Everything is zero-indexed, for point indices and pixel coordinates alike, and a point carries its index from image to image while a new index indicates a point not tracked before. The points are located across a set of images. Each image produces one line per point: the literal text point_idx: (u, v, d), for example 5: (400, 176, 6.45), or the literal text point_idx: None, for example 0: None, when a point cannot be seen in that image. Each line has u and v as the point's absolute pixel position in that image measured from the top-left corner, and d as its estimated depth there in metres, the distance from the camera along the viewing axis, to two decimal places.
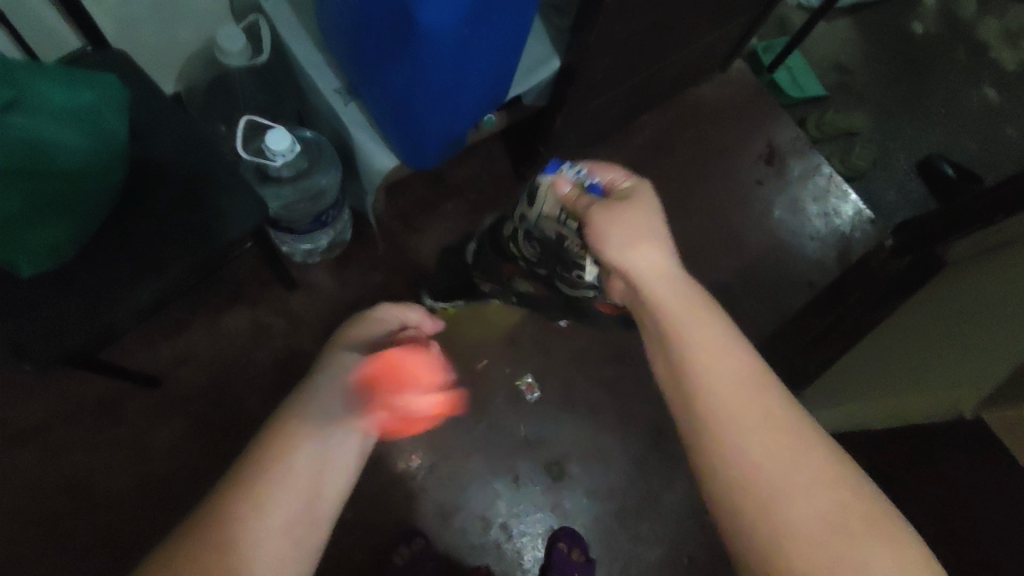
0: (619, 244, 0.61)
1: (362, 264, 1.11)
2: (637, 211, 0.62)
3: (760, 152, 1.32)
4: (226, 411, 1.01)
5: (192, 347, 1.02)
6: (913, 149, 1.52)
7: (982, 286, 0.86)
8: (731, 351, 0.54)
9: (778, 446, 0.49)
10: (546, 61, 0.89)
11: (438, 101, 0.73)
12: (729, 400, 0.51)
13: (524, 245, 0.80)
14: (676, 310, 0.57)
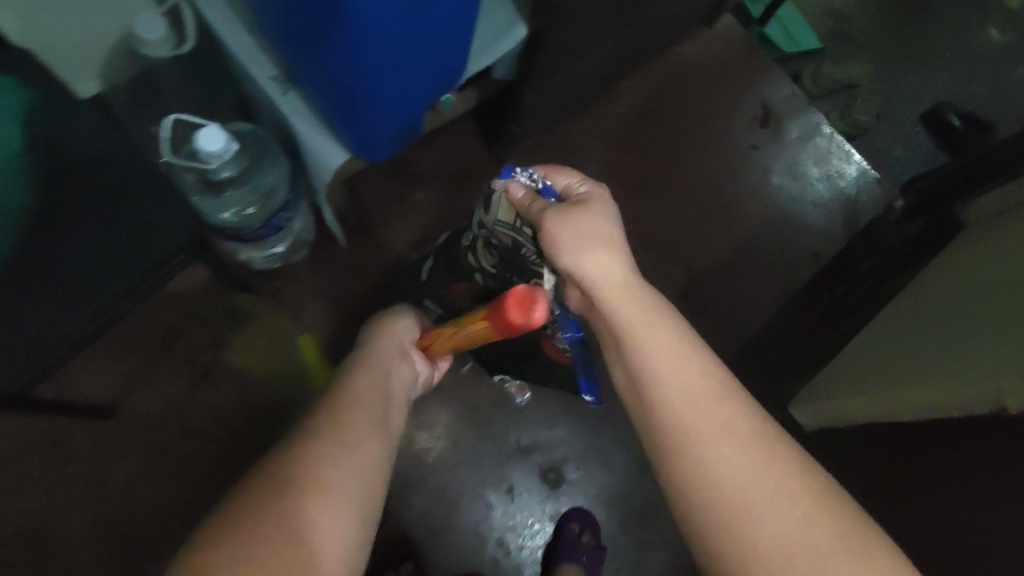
0: (571, 251, 0.57)
1: (328, 267, 1.01)
2: (591, 217, 0.59)
3: (754, 113, 1.21)
4: (190, 441, 0.93)
5: (146, 370, 0.94)
6: (918, 99, 1.41)
7: (1007, 253, 0.77)
8: (684, 356, 0.53)
9: (742, 450, 0.49)
10: (509, 28, 0.78)
11: (387, 84, 0.63)
12: (693, 404, 0.51)
13: (482, 257, 0.71)
14: (634, 322, 0.55)
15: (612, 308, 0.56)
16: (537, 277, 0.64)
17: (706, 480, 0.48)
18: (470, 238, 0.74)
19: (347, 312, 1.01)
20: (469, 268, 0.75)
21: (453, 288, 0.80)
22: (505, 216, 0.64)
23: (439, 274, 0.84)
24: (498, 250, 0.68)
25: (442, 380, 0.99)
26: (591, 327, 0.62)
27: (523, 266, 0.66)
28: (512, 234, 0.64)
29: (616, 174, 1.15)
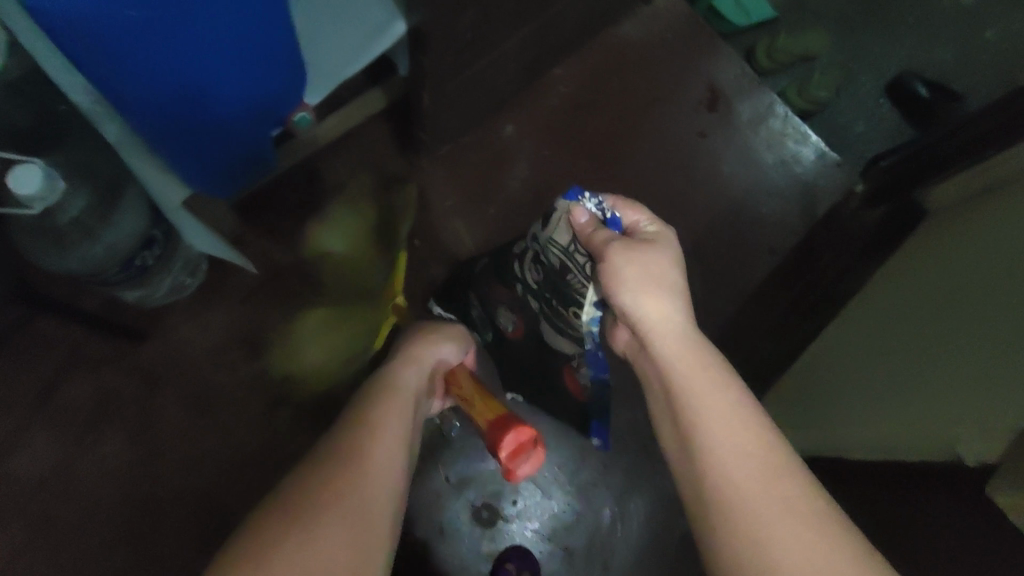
0: (633, 288, 0.56)
1: (230, 299, 0.92)
2: (657, 256, 0.58)
3: (701, 96, 1.11)
4: (78, 505, 0.83)
5: (25, 430, 0.84)
6: (880, 69, 1.31)
7: (983, 240, 0.72)
8: (737, 409, 0.50)
9: (800, 522, 0.43)
10: (388, 26, 0.71)
11: (207, 116, 0.61)
12: (746, 462, 0.47)
13: (529, 268, 0.73)
14: (687, 369, 0.52)
15: (663, 351, 0.54)
16: (578, 306, 0.65)
17: (758, 555, 0.42)
18: (520, 246, 0.76)
19: (253, 348, 0.91)
20: (513, 275, 0.77)
21: (494, 286, 0.82)
22: (561, 237, 0.64)
23: (482, 272, 0.85)
24: (546, 267, 0.68)
25: None
26: (637, 370, 0.61)
27: (565, 293, 0.67)
28: (563, 259, 0.65)
29: (551, 174, 1.04)
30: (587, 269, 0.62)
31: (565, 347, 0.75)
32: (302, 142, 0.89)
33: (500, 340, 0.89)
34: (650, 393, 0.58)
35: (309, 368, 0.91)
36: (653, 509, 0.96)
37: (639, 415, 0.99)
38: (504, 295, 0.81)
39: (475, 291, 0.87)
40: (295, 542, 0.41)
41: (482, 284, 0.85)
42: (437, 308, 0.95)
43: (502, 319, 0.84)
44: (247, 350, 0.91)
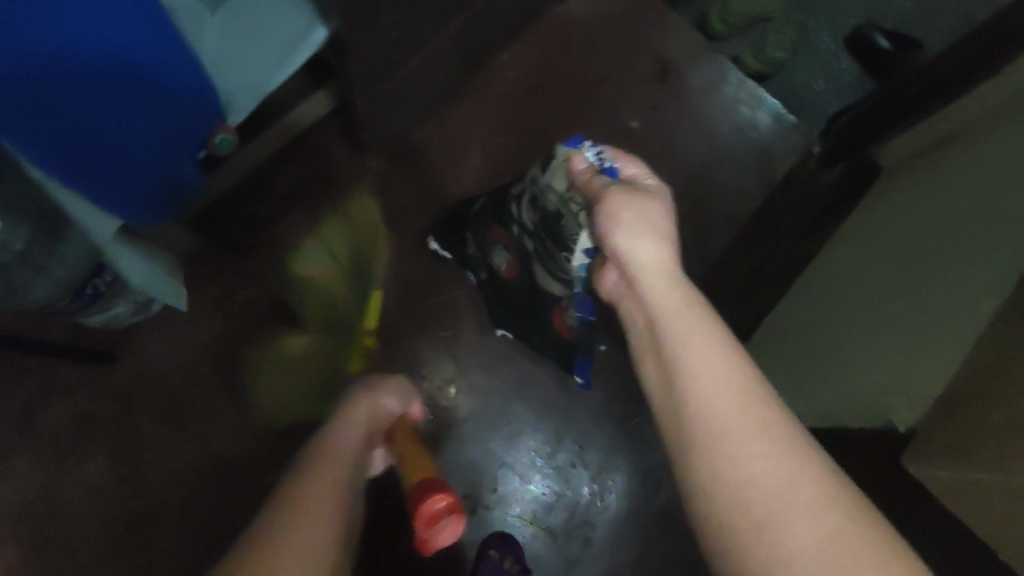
0: (626, 229, 0.57)
1: (195, 314, 0.93)
2: (652, 201, 0.59)
3: (652, 68, 1.10)
4: (64, 528, 0.86)
5: (6, 459, 0.86)
6: (838, 21, 1.30)
7: (953, 197, 0.73)
8: (717, 341, 0.49)
9: (773, 452, 0.43)
10: (306, 35, 0.70)
11: (122, 123, 0.62)
12: (724, 391, 0.46)
13: (525, 211, 0.78)
14: (673, 307, 0.53)
15: (650, 290, 0.55)
16: (568, 250, 0.70)
17: (726, 476, 0.43)
18: (518, 191, 0.82)
19: (222, 361, 0.92)
20: (510, 218, 0.83)
21: (490, 229, 0.89)
22: (559, 183, 0.68)
23: (485, 213, 0.91)
24: (541, 211, 0.74)
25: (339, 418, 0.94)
26: (624, 315, 0.61)
27: (559, 237, 0.71)
28: (559, 205, 0.69)
29: (507, 161, 1.04)
30: (578, 217, 0.66)
31: (551, 290, 0.81)
32: (250, 153, 0.90)
33: (494, 279, 0.94)
34: (634, 334, 0.58)
35: (280, 377, 0.93)
36: (631, 486, 0.98)
37: (611, 394, 1.00)
38: (502, 237, 0.87)
39: (472, 232, 0.94)
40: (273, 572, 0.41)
41: (484, 229, 0.92)
42: (432, 245, 0.98)
43: (497, 258, 0.90)
44: (217, 363, 0.92)
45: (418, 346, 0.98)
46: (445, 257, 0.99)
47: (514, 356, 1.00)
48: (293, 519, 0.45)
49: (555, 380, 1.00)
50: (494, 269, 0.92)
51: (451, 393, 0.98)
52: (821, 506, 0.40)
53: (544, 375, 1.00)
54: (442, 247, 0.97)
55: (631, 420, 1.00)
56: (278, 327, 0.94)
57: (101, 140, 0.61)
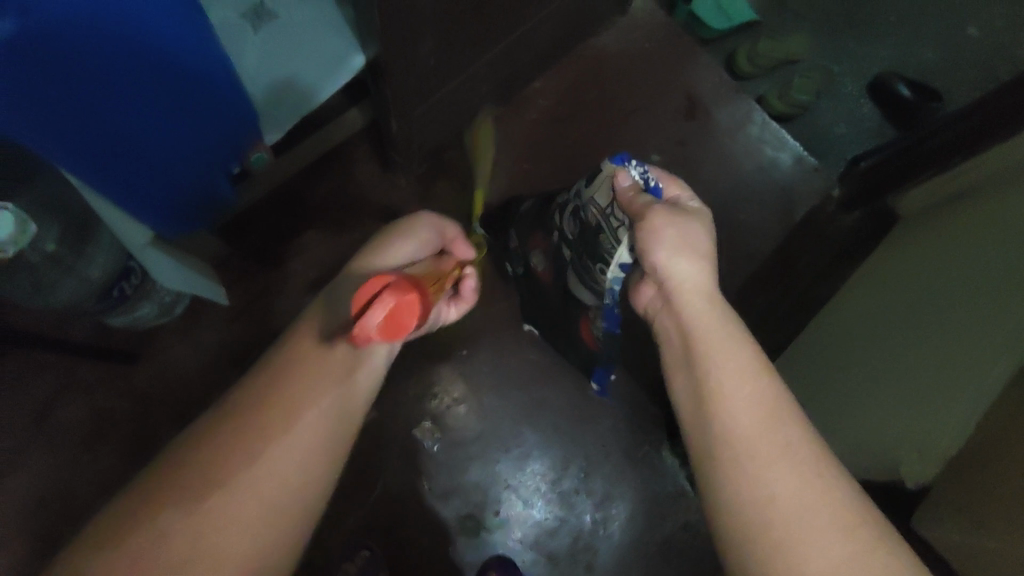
0: (670, 250, 0.57)
1: (215, 320, 0.94)
2: (695, 223, 0.59)
3: (679, 105, 1.13)
4: (72, 524, 0.86)
5: (20, 451, 0.87)
6: (861, 70, 1.33)
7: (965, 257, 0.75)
8: (758, 372, 0.50)
9: (808, 492, 0.44)
10: (346, 59, 0.74)
11: (159, 134, 0.63)
12: (760, 424, 0.47)
13: (566, 220, 0.76)
14: (712, 332, 0.53)
15: (689, 313, 0.55)
16: (603, 263, 0.70)
17: (760, 504, 0.44)
18: (563, 199, 0.79)
19: (239, 368, 0.94)
20: (552, 225, 0.81)
21: (532, 232, 0.87)
22: (599, 197, 0.68)
23: (530, 216, 0.89)
24: (582, 223, 0.72)
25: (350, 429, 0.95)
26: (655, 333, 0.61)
27: (596, 251, 0.71)
28: (598, 219, 0.69)
29: (532, 186, 1.06)
30: (617, 232, 0.66)
31: (582, 299, 0.80)
32: (283, 165, 0.91)
33: (529, 279, 0.92)
34: (666, 352, 0.58)
35: None
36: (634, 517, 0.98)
37: (620, 423, 1.01)
38: (541, 244, 0.85)
39: (518, 229, 0.92)
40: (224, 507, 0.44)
41: (528, 229, 0.89)
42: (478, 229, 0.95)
43: (535, 261, 0.88)
44: (233, 369, 0.93)
45: (433, 363, 0.99)
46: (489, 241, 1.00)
47: (527, 380, 1.01)
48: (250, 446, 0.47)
49: (565, 406, 1.01)
50: (529, 271, 0.90)
51: (463, 412, 0.99)
52: (851, 545, 0.41)
53: (555, 400, 1.01)
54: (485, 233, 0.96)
55: (639, 450, 1.01)
56: None
57: (132, 152, 0.62)
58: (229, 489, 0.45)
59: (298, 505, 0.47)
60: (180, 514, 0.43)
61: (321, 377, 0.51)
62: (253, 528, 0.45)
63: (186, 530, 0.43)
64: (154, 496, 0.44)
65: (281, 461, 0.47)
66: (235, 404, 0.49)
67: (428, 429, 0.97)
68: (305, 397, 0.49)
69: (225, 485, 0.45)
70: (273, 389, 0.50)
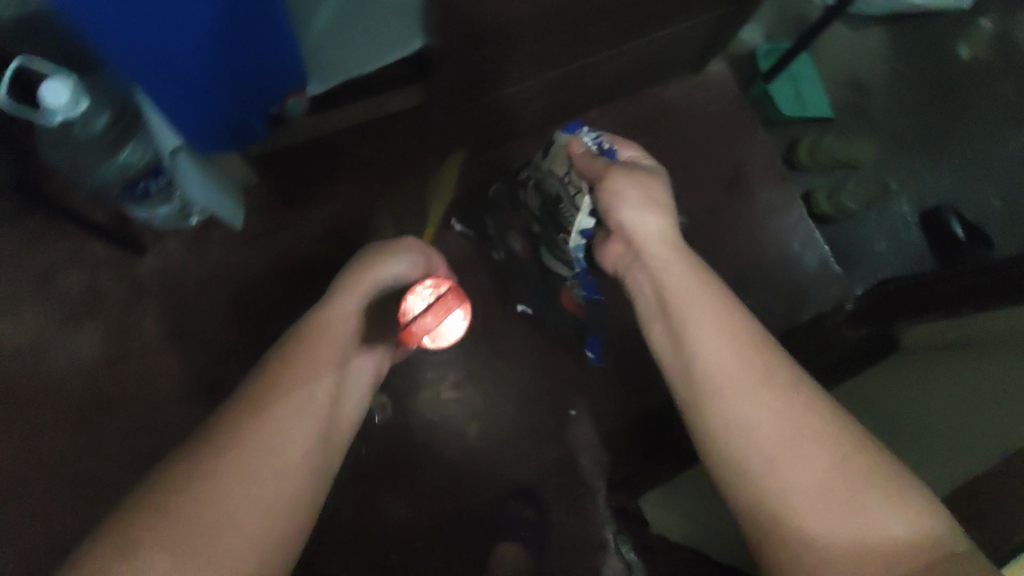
0: (630, 206, 0.72)
1: (223, 237, 0.99)
2: (649, 179, 0.74)
3: (723, 173, 1.14)
4: (40, 380, 0.92)
5: (16, 301, 0.93)
6: (920, 194, 1.32)
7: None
8: (718, 307, 0.64)
9: (777, 403, 0.57)
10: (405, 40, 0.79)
11: (221, 62, 0.67)
12: (726, 357, 0.60)
13: (530, 196, 0.92)
14: (677, 281, 0.67)
15: (656, 264, 0.70)
16: (567, 232, 0.84)
17: (741, 421, 0.57)
18: (525, 176, 0.94)
19: (232, 288, 0.98)
20: (521, 201, 0.96)
21: (506, 213, 1.01)
22: (559, 166, 0.82)
23: (501, 199, 1.01)
24: (544, 193, 0.87)
25: None
26: (628, 282, 0.76)
27: (560, 219, 0.85)
28: (559, 187, 0.83)
29: None
30: (575, 198, 0.80)
31: (555, 265, 0.93)
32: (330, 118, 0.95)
33: (510, 259, 1.03)
34: (642, 303, 0.72)
35: (277, 321, 0.98)
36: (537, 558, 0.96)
37: (567, 456, 1.01)
38: (516, 219, 1.00)
39: (492, 217, 1.03)
40: (236, 480, 0.51)
41: (501, 210, 1.02)
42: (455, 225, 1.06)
43: (512, 239, 1.01)
44: (227, 287, 0.98)
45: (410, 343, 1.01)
46: (467, 235, 1.06)
47: (493, 383, 1.02)
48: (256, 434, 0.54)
49: (520, 422, 1.01)
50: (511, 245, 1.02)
51: (422, 396, 1.00)
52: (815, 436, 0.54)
53: (512, 413, 1.01)
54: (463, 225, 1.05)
55: (575, 488, 1.00)
56: (293, 276, 1.00)
57: (184, 75, 0.64)
58: (239, 480, 0.51)
59: (306, 472, 0.56)
60: (204, 487, 0.50)
61: (327, 344, 0.63)
62: (270, 496, 0.53)
63: (202, 509, 0.49)
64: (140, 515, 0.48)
65: (289, 442, 0.55)
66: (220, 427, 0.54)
67: (383, 403, 0.99)
68: (299, 404, 0.57)
69: (232, 477, 0.51)
70: (269, 396, 0.56)
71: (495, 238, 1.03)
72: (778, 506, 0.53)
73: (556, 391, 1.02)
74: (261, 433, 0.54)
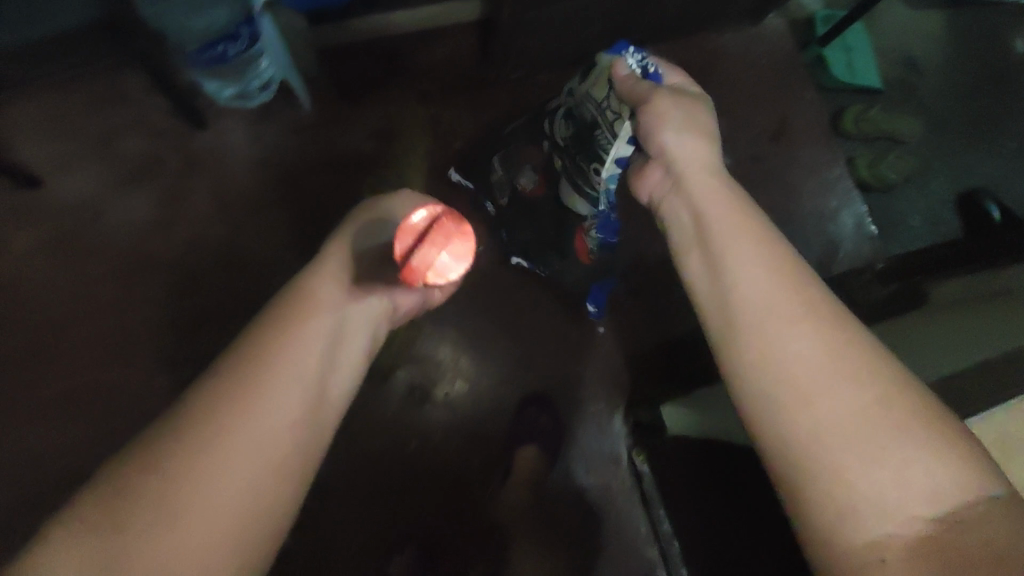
0: (674, 127, 0.61)
1: (280, 124, 1.02)
2: (695, 108, 0.63)
3: (769, 125, 1.15)
4: (95, 234, 0.96)
5: (79, 157, 0.97)
6: (959, 177, 1.33)
7: (966, 321, 0.76)
8: (773, 256, 0.50)
9: (851, 388, 0.43)
10: None
11: None
12: (786, 320, 0.46)
13: (559, 123, 0.83)
14: (723, 216, 0.54)
15: (698, 200, 0.57)
16: (599, 162, 0.75)
17: (796, 398, 0.44)
18: (553, 106, 0.86)
19: (283, 172, 1.02)
20: (545, 133, 0.87)
21: (526, 147, 0.93)
22: (598, 88, 0.71)
23: (518, 134, 0.93)
24: (576, 121, 0.78)
25: None
26: (658, 216, 0.64)
27: (591, 149, 0.76)
28: (595, 112, 0.73)
29: None
30: (613, 125, 0.70)
31: (574, 203, 0.87)
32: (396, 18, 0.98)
33: (516, 203, 0.95)
34: (675, 233, 0.60)
35: (322, 210, 1.01)
36: (548, 462, 0.99)
37: (588, 374, 1.02)
38: (534, 156, 0.93)
39: (504, 154, 0.95)
40: (206, 478, 0.41)
41: (518, 146, 0.94)
42: (454, 175, 1.03)
43: (523, 177, 0.94)
44: (280, 171, 1.01)
45: None
46: (464, 185, 1.02)
47: (524, 297, 1.03)
48: (225, 422, 0.43)
49: (546, 337, 1.03)
50: (522, 183, 0.94)
51: (454, 302, 1.01)
52: (894, 431, 0.41)
53: (540, 327, 1.02)
54: (461, 176, 1.02)
55: (593, 407, 1.01)
56: (341, 168, 1.03)
57: None
58: (204, 485, 0.41)
59: (293, 467, 0.45)
60: (166, 493, 0.40)
61: (317, 310, 0.51)
62: (242, 498, 0.42)
63: (166, 516, 0.40)
64: (106, 520, 0.40)
65: (267, 430, 0.44)
66: (179, 416, 0.44)
67: None
68: (276, 383, 0.45)
69: (196, 481, 0.41)
70: (243, 373, 0.45)
71: (502, 180, 0.95)
72: (833, 517, 0.41)
73: (583, 310, 1.04)
74: (233, 420, 0.43)
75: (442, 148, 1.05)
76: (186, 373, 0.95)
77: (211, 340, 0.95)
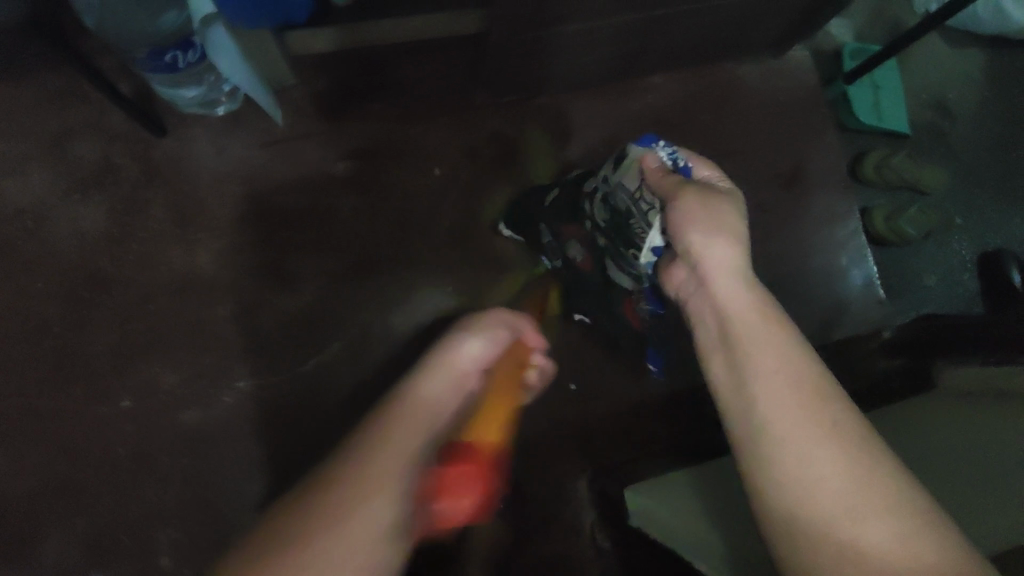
0: (703, 227, 0.56)
1: (248, 135, 0.94)
2: (725, 203, 0.58)
3: (782, 170, 1.06)
4: (39, 245, 0.89)
5: (27, 159, 0.90)
6: (983, 235, 1.23)
7: (976, 428, 0.67)
8: (795, 364, 0.48)
9: (869, 505, 0.42)
10: None
11: None
12: (805, 431, 0.45)
13: (597, 205, 0.71)
14: (748, 317, 0.52)
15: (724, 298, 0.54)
16: (638, 247, 0.65)
17: (810, 513, 0.43)
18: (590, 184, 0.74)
19: (248, 188, 0.93)
20: (583, 213, 0.76)
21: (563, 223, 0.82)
22: (630, 178, 0.63)
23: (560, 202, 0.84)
24: (614, 205, 0.67)
25: (312, 297, 0.92)
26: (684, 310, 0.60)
27: (628, 236, 0.66)
28: (629, 202, 0.64)
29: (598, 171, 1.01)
30: (648, 216, 0.62)
31: (619, 282, 0.75)
32: None
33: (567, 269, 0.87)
34: (698, 331, 0.56)
35: (287, 232, 0.93)
36: (514, 526, 0.92)
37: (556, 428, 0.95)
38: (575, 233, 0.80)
39: (544, 222, 0.87)
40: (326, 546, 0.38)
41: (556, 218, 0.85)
42: (504, 230, 0.96)
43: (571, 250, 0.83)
44: (244, 187, 0.93)
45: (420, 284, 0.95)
46: (515, 240, 0.96)
47: None
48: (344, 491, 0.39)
49: None
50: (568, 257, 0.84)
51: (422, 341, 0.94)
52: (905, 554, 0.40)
53: None
54: (512, 231, 0.95)
55: (562, 466, 0.94)
56: (311, 187, 0.94)
57: None
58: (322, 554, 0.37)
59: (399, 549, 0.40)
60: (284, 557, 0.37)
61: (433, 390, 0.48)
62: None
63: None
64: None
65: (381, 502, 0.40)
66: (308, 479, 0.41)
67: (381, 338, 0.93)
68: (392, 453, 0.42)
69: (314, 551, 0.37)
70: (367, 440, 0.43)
71: (555, 247, 0.87)
72: None
73: (561, 362, 0.96)
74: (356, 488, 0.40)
75: (422, 172, 0.97)
76: (125, 403, 0.87)
77: (156, 367, 0.88)
